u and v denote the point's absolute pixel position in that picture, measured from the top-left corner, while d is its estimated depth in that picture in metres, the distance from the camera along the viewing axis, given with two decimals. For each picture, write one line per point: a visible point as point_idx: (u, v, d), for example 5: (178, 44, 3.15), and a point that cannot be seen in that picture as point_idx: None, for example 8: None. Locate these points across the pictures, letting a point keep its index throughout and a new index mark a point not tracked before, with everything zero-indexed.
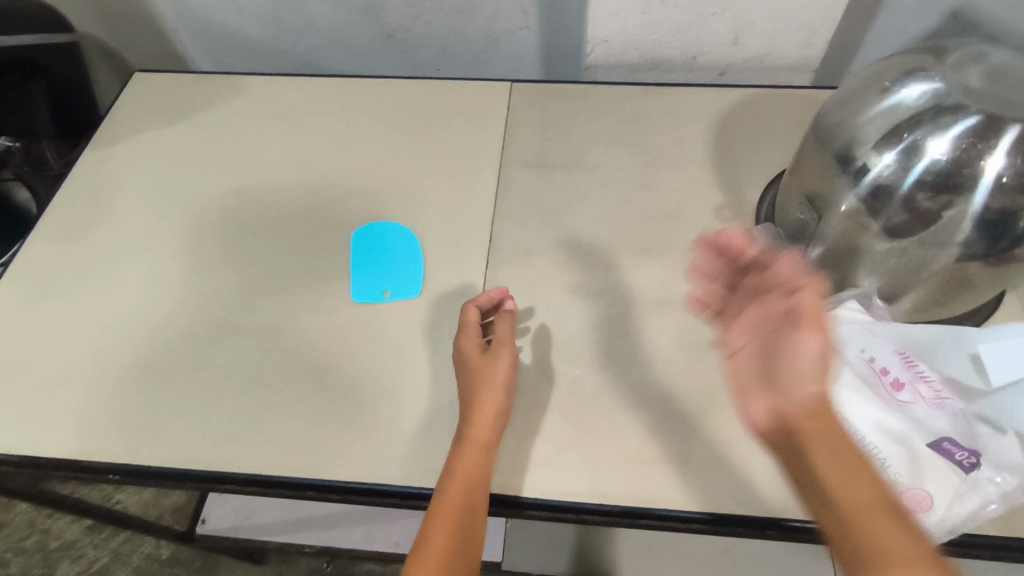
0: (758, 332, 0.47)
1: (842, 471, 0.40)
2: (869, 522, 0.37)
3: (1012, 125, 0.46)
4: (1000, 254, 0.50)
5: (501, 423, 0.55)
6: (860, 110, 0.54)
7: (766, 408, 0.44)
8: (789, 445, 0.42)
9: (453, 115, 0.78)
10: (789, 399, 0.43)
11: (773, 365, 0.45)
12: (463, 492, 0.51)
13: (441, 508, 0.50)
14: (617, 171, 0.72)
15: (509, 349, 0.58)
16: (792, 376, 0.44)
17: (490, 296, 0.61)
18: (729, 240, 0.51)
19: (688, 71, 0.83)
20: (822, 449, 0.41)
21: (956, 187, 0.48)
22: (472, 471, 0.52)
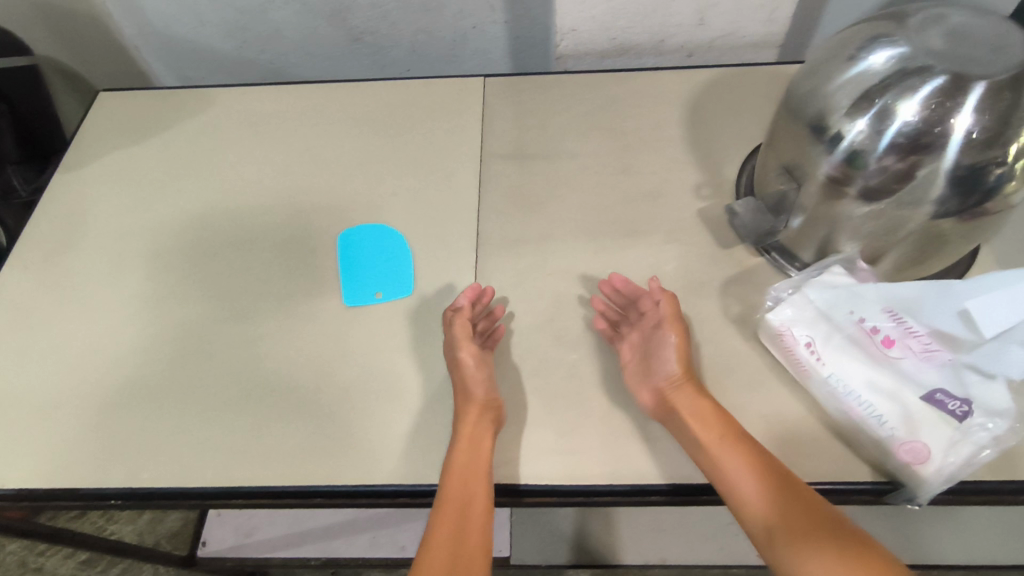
0: (639, 347, 0.58)
1: (704, 428, 0.51)
2: (729, 463, 0.49)
3: (976, 82, 0.47)
4: (973, 209, 0.52)
5: (491, 415, 0.55)
6: (830, 79, 0.55)
7: (652, 400, 0.55)
8: (675, 424, 0.53)
9: (428, 113, 0.78)
10: (665, 385, 0.55)
11: (651, 368, 0.56)
12: (461, 486, 0.51)
13: (442, 505, 0.51)
14: (595, 157, 0.73)
15: (469, 346, 0.57)
16: (667, 367, 0.55)
17: (465, 296, 0.61)
18: (616, 282, 0.62)
19: (657, 55, 0.84)
20: (691, 418, 0.52)
21: (929, 146, 0.49)
22: (468, 464, 0.52)
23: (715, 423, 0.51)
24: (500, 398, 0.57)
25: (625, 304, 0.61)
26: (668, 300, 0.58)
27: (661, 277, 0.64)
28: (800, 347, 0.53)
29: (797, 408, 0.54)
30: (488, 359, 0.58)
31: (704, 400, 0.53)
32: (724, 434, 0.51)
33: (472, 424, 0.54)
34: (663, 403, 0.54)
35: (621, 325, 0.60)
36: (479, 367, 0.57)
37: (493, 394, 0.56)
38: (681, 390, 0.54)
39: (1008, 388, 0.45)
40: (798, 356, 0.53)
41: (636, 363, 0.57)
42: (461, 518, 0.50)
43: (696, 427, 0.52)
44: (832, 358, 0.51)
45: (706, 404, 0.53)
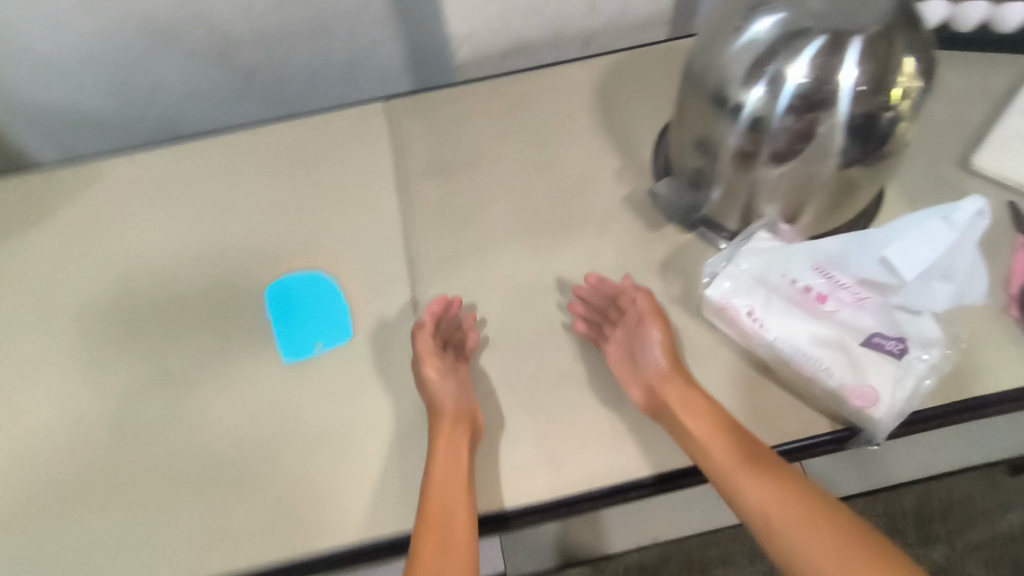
0: (624, 343, 0.58)
1: (693, 417, 0.52)
2: (717, 450, 0.50)
3: (854, 37, 0.50)
4: (872, 153, 0.54)
5: (465, 425, 0.54)
6: (721, 52, 0.56)
7: (641, 395, 0.55)
8: (663, 417, 0.53)
9: (335, 144, 0.75)
10: (653, 378, 0.55)
11: (638, 364, 0.57)
12: (441, 501, 0.50)
13: (425, 527, 0.48)
14: (514, 161, 0.71)
15: (433, 362, 0.56)
16: (653, 360, 0.56)
17: (429, 310, 0.59)
18: (591, 282, 0.61)
19: (554, 48, 0.84)
20: (680, 408, 0.53)
21: (823, 102, 0.51)
22: (447, 482, 0.51)
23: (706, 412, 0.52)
24: (473, 408, 0.56)
25: (602, 302, 0.61)
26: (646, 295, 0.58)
27: (599, 270, 0.64)
28: (743, 317, 0.54)
29: (751, 375, 0.56)
30: (457, 372, 0.57)
31: (689, 390, 0.53)
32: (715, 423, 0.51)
33: (448, 439, 0.53)
34: (650, 397, 0.55)
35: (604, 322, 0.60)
36: (445, 380, 0.56)
37: (467, 405, 0.55)
38: (669, 382, 0.54)
39: (933, 319, 0.49)
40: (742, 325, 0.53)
41: (622, 360, 0.57)
42: (445, 540, 0.48)
43: (686, 419, 0.52)
44: (775, 321, 0.52)
45: (693, 394, 0.53)
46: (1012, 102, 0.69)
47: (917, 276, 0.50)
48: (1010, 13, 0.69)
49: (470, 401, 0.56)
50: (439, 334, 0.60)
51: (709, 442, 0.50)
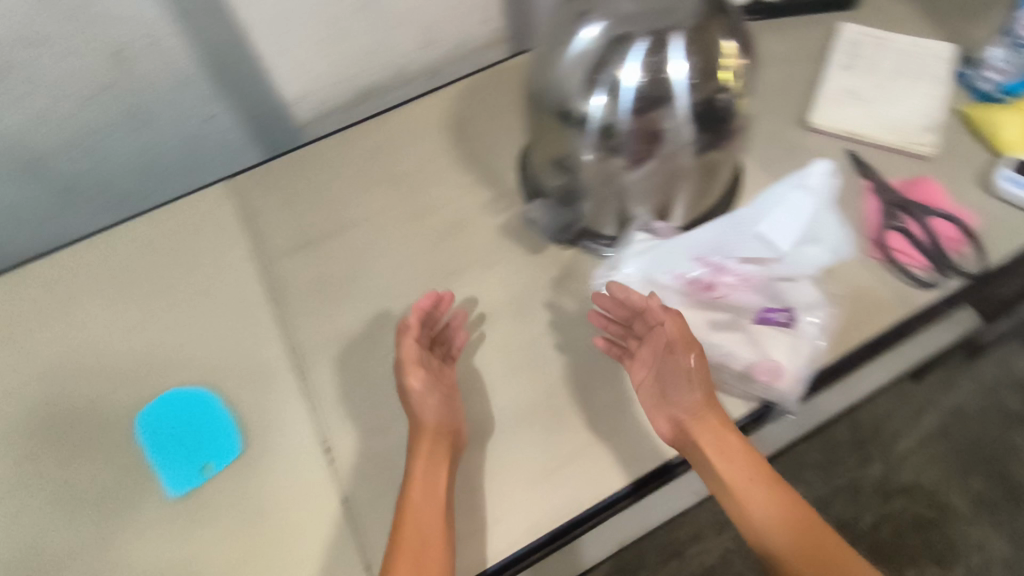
0: (650, 364, 0.53)
1: (727, 464, 0.48)
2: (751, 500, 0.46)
3: (673, 33, 0.51)
4: (720, 137, 0.56)
5: (447, 441, 0.51)
6: (557, 68, 0.55)
7: (669, 429, 0.51)
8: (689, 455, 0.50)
9: (182, 239, 0.67)
10: (684, 416, 0.50)
11: (667, 397, 0.52)
12: (415, 533, 0.46)
13: (398, 551, 0.45)
14: (383, 213, 0.67)
15: (417, 371, 0.53)
16: (686, 395, 0.50)
17: (419, 307, 0.55)
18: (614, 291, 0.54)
19: (399, 88, 0.81)
20: (712, 449, 0.48)
21: (661, 99, 0.52)
22: (423, 507, 0.48)
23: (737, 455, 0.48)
24: (456, 424, 0.53)
25: (621, 311, 0.55)
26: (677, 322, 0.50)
27: (496, 307, 0.61)
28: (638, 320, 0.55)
29: None
30: (441, 384, 0.55)
31: (727, 433, 0.49)
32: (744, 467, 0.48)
33: (427, 457, 0.50)
34: (677, 429, 0.51)
35: (626, 329, 0.55)
36: (430, 392, 0.53)
37: (449, 423, 0.52)
38: (703, 422, 0.49)
39: (810, 283, 0.52)
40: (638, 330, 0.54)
41: (648, 379, 0.53)
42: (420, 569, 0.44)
43: (717, 462, 0.48)
44: None
45: (729, 436, 0.49)
46: (827, 58, 0.73)
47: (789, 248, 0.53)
48: None
49: (454, 414, 0.54)
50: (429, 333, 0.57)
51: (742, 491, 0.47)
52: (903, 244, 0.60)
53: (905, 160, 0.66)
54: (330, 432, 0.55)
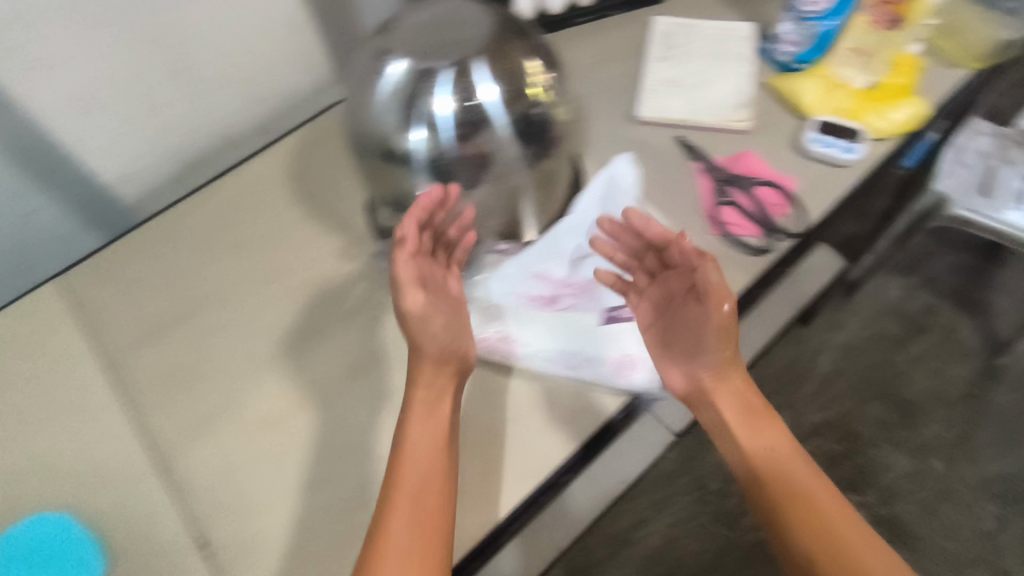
0: (661, 308, 0.58)
1: (742, 421, 0.52)
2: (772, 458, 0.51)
3: (477, 62, 0.53)
4: (546, 147, 0.58)
5: (449, 369, 0.53)
6: (370, 108, 0.55)
7: (683, 383, 0.55)
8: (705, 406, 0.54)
9: (10, 356, 0.61)
10: (703, 373, 0.54)
11: (684, 351, 0.55)
12: (415, 472, 0.47)
13: (401, 471, 0.47)
14: (234, 285, 0.64)
15: (414, 291, 0.52)
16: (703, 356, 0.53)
17: (416, 213, 0.52)
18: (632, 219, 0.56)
19: (235, 150, 0.79)
20: (729, 407, 0.53)
21: (476, 124, 0.53)
22: (427, 431, 0.50)
23: (756, 414, 0.53)
24: (459, 347, 0.54)
25: (634, 242, 0.59)
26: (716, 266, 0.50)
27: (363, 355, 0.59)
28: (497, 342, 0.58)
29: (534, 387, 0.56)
30: (437, 297, 0.54)
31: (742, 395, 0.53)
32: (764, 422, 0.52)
33: (430, 380, 0.52)
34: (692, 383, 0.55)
35: (631, 258, 0.60)
36: (426, 312, 0.52)
37: (456, 343, 0.54)
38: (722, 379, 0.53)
39: None
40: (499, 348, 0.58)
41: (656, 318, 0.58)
42: (421, 482, 0.47)
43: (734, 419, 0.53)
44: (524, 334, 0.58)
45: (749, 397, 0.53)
46: (644, 53, 0.77)
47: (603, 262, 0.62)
48: None
49: (455, 335, 0.54)
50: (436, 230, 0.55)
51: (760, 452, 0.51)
52: (735, 216, 0.64)
53: (727, 138, 0.70)
54: (205, 526, 0.52)
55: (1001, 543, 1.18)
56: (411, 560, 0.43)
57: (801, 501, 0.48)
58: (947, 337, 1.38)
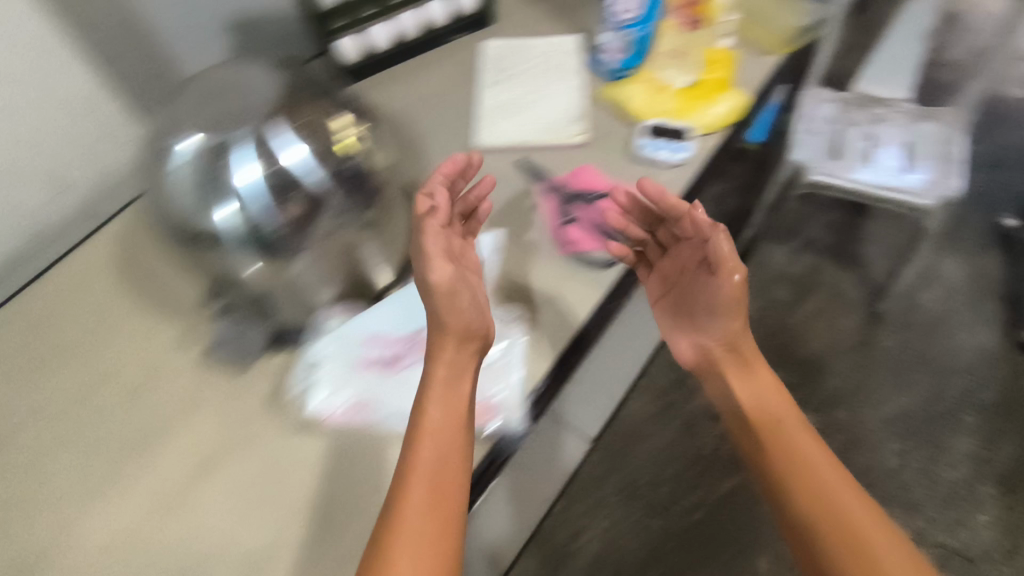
0: (669, 280, 0.66)
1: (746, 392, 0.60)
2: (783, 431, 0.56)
3: (274, 124, 0.51)
4: (374, 198, 0.56)
5: (474, 344, 0.55)
6: (170, 190, 0.52)
7: (691, 349, 0.65)
8: (712, 369, 0.63)
9: None
10: (712, 342, 0.63)
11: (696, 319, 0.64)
12: (433, 452, 0.49)
13: (420, 440, 0.49)
14: (59, 397, 0.58)
15: (440, 267, 0.53)
16: (715, 323, 0.62)
17: (440, 176, 0.57)
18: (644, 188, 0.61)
19: (56, 242, 0.72)
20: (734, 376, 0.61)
21: (287, 189, 0.51)
22: (444, 403, 0.52)
23: (765, 385, 0.60)
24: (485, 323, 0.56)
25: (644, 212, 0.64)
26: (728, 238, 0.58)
27: (214, 449, 0.54)
28: (339, 412, 0.55)
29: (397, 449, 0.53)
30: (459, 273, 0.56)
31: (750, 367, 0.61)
32: (770, 395, 0.59)
33: (454, 358, 0.54)
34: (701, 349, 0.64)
35: (646, 234, 0.67)
36: (453, 286, 0.54)
37: (477, 321, 0.55)
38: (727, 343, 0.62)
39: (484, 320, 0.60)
40: (345, 418, 0.54)
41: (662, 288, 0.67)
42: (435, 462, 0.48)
43: (738, 387, 0.60)
44: (369, 399, 0.55)
45: (758, 372, 0.60)
46: (478, 78, 0.77)
47: None
48: (432, 11, 0.78)
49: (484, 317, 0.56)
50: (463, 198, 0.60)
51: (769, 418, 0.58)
52: (579, 233, 0.64)
53: (566, 153, 0.70)
54: None
55: (906, 478, 1.26)
56: (424, 533, 0.45)
57: (801, 471, 0.54)
58: (828, 294, 1.48)
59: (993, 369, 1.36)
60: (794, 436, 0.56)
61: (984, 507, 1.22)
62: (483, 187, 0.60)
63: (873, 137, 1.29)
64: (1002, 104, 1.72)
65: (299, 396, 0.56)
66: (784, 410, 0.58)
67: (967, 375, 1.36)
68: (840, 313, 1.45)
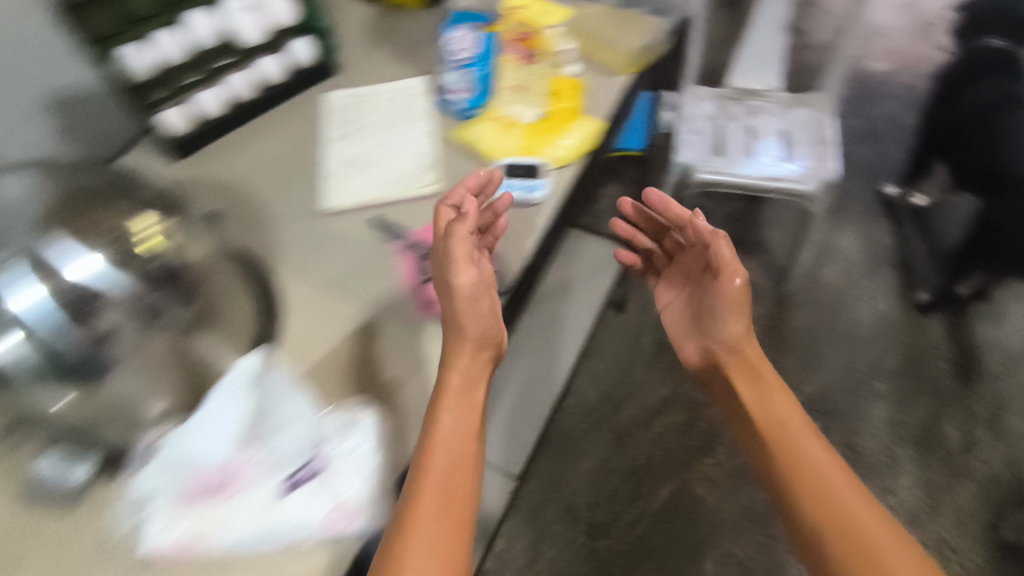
0: (676, 286, 0.91)
1: (749, 392, 0.73)
2: (790, 438, 0.67)
3: (58, 247, 0.56)
4: (181, 294, 0.58)
5: (484, 353, 0.57)
6: None
7: (698, 354, 0.81)
8: (715, 370, 0.78)
9: None
10: (718, 348, 0.78)
11: (699, 320, 0.83)
12: (444, 457, 0.51)
13: (431, 451, 0.51)
14: None
15: (465, 271, 0.55)
16: (721, 329, 0.78)
17: (467, 185, 0.60)
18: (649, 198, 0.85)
19: None
20: (742, 379, 0.75)
21: (81, 303, 0.54)
22: (457, 413, 0.53)
23: (763, 387, 0.73)
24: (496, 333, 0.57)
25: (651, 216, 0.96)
26: (726, 243, 0.79)
27: None
28: (170, 552, 0.48)
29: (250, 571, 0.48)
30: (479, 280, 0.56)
31: (746, 363, 0.75)
32: (771, 395, 0.71)
33: (468, 365, 0.55)
34: (704, 353, 0.81)
35: (652, 243, 0.98)
36: (471, 300, 0.55)
37: (493, 327, 0.57)
38: (733, 347, 0.77)
39: (329, 420, 0.53)
40: (177, 557, 0.48)
41: (674, 294, 0.91)
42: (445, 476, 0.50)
43: (745, 390, 0.74)
44: (200, 534, 0.48)
45: (756, 373, 0.74)
46: (324, 134, 0.73)
47: (271, 421, 0.52)
48: (264, 67, 0.74)
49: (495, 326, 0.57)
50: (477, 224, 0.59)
51: (777, 423, 0.69)
52: None
53: (421, 205, 0.67)
54: None
55: None
56: (435, 542, 0.47)
57: (809, 469, 0.64)
58: None
59: (896, 334, 1.42)
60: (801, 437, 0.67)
61: (906, 470, 1.27)
62: (501, 202, 0.61)
63: (750, 129, 1.33)
64: (868, 80, 1.83)
65: (130, 534, 0.49)
66: (787, 412, 0.70)
67: (873, 343, 1.41)
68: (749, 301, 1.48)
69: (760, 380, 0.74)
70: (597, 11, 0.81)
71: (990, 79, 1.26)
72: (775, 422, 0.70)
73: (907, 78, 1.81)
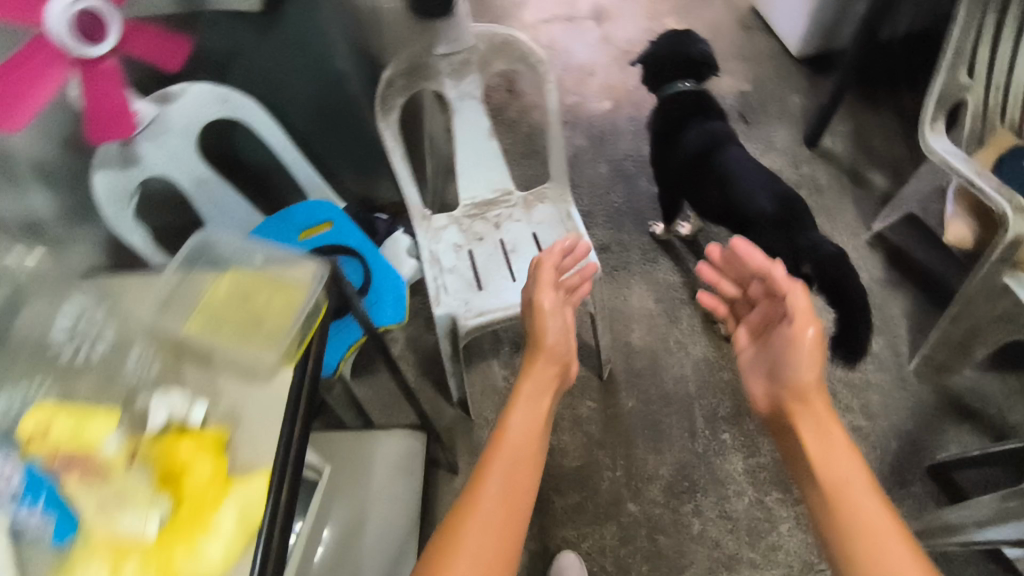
0: (752, 336, 1.04)
1: (810, 436, 0.86)
2: (853, 491, 0.77)
3: None
4: None
5: (555, 368, 1.00)
6: None
7: (766, 403, 0.97)
8: (780, 413, 0.93)
9: None
10: (787, 397, 0.92)
11: (773, 369, 0.96)
12: (514, 442, 0.87)
13: (508, 432, 0.88)
14: None
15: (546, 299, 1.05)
16: (797, 378, 0.91)
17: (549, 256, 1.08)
18: (738, 246, 1.01)
19: None
20: (807, 434, 0.86)
21: None
22: (526, 416, 0.92)
23: (829, 438, 0.84)
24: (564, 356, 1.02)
25: (733, 271, 1.11)
26: (802, 296, 0.92)
27: None
28: None
29: None
30: (557, 315, 1.04)
31: (835, 422, 0.87)
32: (835, 453, 0.82)
33: (538, 372, 0.99)
34: (770, 398, 0.96)
35: (735, 291, 1.12)
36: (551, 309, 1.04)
37: (559, 349, 1.02)
38: (805, 392, 0.90)
39: None
40: None
41: (750, 341, 1.04)
42: (517, 453, 0.85)
43: (808, 440, 0.86)
44: None
45: (832, 433, 0.85)
46: None
47: None
48: None
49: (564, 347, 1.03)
50: (565, 268, 1.12)
51: (836, 474, 0.80)
52: None
53: None
54: None
55: (713, 532, 1.23)
56: (495, 483, 0.80)
57: (858, 524, 0.74)
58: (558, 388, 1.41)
59: (717, 373, 1.40)
60: (861, 499, 0.76)
61: (783, 515, 1.24)
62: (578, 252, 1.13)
63: (504, 244, 1.23)
64: (597, 124, 1.87)
65: None
66: (852, 473, 0.80)
67: (701, 394, 1.39)
68: (575, 399, 1.39)
69: (838, 439, 0.84)
70: (221, 293, 0.68)
71: (696, 121, 1.28)
72: (829, 469, 0.81)
73: (629, 111, 1.89)
